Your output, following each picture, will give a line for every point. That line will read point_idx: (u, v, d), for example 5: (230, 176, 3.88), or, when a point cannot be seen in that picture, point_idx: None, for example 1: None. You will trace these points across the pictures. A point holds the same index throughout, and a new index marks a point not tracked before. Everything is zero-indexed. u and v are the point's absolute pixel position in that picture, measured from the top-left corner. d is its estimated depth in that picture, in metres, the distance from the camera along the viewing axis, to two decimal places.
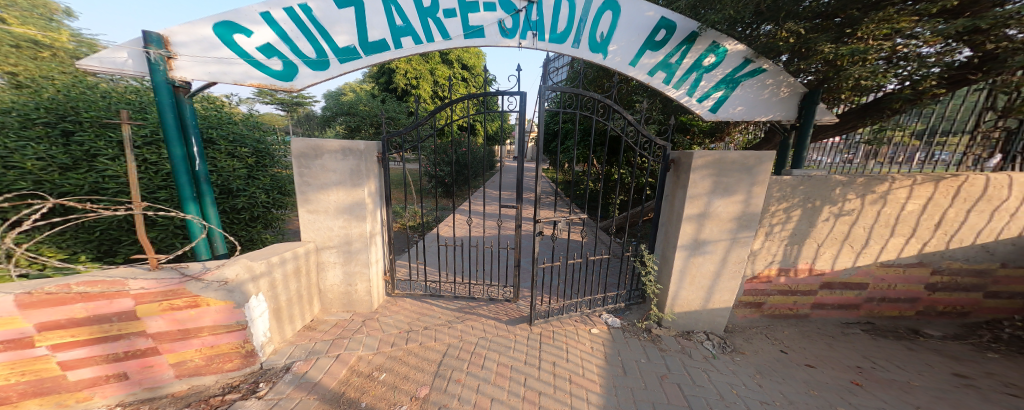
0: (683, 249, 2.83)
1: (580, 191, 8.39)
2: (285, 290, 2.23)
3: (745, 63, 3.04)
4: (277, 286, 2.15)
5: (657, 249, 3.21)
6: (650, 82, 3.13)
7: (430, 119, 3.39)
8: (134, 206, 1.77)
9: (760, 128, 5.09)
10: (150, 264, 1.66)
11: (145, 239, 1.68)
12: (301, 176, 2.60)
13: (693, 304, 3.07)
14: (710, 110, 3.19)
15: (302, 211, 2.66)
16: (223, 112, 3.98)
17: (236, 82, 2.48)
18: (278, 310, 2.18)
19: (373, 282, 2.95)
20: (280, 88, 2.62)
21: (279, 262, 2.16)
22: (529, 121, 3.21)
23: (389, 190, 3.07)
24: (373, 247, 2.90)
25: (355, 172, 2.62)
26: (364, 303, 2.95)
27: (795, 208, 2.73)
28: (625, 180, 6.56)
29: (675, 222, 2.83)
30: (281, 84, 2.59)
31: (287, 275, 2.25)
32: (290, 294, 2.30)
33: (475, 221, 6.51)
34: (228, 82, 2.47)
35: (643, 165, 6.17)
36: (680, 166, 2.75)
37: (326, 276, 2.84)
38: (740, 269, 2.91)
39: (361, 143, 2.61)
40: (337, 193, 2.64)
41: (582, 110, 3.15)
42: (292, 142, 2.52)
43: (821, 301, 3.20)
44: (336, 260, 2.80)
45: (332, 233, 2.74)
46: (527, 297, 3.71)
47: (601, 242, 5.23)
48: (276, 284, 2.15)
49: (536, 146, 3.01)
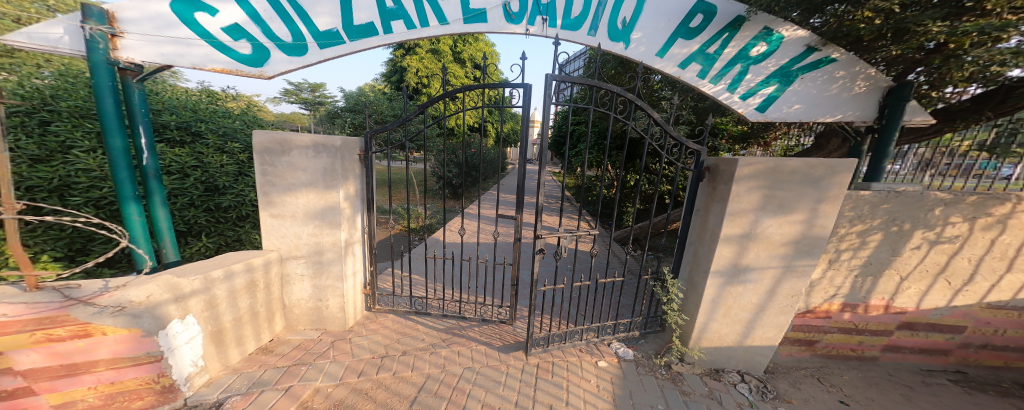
0: (716, 278, 2.27)
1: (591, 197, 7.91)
2: (230, 308, 1.94)
3: (807, 52, 2.44)
4: (219, 304, 1.86)
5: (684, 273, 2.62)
6: (681, 76, 2.64)
7: (421, 120, 2.94)
8: (7, 209, 1.44)
9: (811, 133, 4.37)
10: (26, 284, 1.42)
11: (20, 254, 1.42)
12: (264, 174, 2.26)
13: (726, 339, 2.45)
14: (757, 108, 2.61)
15: (265, 215, 2.33)
16: (216, 104, 3.84)
17: (194, 66, 2.17)
18: (222, 331, 1.90)
19: (348, 298, 2.69)
20: (248, 74, 2.30)
21: (223, 277, 1.85)
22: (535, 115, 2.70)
23: (372, 193, 2.74)
24: (348, 258, 2.61)
25: (326, 171, 2.28)
26: (337, 320, 2.70)
27: (874, 231, 2.05)
28: (644, 188, 5.99)
29: (708, 242, 2.28)
30: (249, 69, 2.28)
31: (233, 291, 1.95)
32: (240, 312, 2.02)
33: (477, 228, 6.19)
34: (186, 66, 2.18)
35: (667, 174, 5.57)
36: (719, 174, 2.24)
37: (292, 289, 2.56)
38: (793, 304, 2.23)
39: (337, 138, 2.27)
40: (306, 195, 2.31)
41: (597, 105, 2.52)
42: (254, 134, 2.17)
43: (896, 342, 2.33)
44: (303, 272, 2.51)
45: (299, 241, 2.42)
46: (524, 319, 3.28)
47: (613, 256, 4.71)
48: (218, 302, 1.85)
49: (542, 145, 2.46)
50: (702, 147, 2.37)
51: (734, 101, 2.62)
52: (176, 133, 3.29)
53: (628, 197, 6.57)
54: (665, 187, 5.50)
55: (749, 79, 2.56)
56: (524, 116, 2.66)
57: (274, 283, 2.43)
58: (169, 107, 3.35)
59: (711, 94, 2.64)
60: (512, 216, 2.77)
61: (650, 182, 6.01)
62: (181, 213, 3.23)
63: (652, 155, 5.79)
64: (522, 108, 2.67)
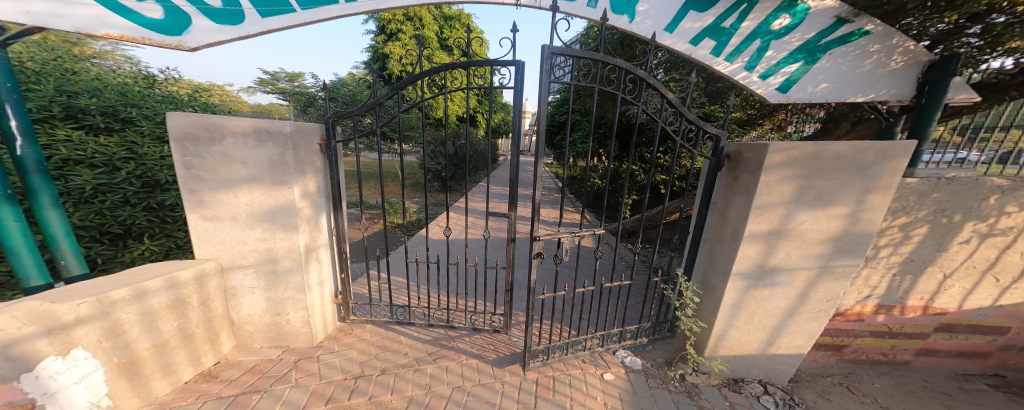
0: (738, 281, 2.01)
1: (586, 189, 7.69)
2: (149, 335, 1.67)
3: (837, 24, 2.13)
4: (129, 330, 1.58)
5: (699, 275, 2.35)
6: (693, 53, 2.32)
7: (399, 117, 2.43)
8: None
9: (811, 119, 4.24)
10: None
11: None
12: (187, 167, 1.80)
13: (747, 348, 2.19)
14: (779, 88, 2.32)
15: (194, 217, 1.88)
16: (154, 90, 3.26)
17: (78, 31, 1.66)
18: (138, 362, 1.63)
19: (314, 311, 2.34)
20: (161, 45, 1.83)
21: (131, 298, 1.58)
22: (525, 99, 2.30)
23: (338, 189, 2.35)
24: (311, 265, 2.24)
25: (273, 164, 1.89)
26: (302, 336, 2.35)
27: (919, 225, 1.79)
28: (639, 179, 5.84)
29: (729, 240, 2.01)
30: (162, 38, 1.81)
31: (148, 313, 1.65)
32: (163, 336, 1.73)
33: (468, 224, 5.85)
34: (69, 31, 1.66)
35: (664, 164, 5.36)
36: (743, 163, 1.93)
37: (240, 303, 2.17)
38: (826, 309, 1.96)
39: (286, 123, 1.88)
40: (250, 193, 1.90)
41: (603, 84, 2.08)
42: (168, 117, 1.69)
43: (931, 346, 2.09)
44: (253, 284, 2.12)
45: (245, 248, 2.01)
46: (520, 326, 2.97)
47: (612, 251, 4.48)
48: (126, 328, 1.57)
49: (537, 133, 2.09)
50: (722, 131, 2.05)
51: (753, 80, 2.34)
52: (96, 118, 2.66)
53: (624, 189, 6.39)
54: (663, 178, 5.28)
55: (770, 55, 2.26)
56: (518, 99, 2.29)
57: (211, 298, 2.01)
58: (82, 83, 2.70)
59: (725, 74, 2.35)
60: (504, 214, 2.43)
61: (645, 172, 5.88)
62: (113, 212, 2.61)
63: (647, 145, 5.64)
64: (514, 89, 2.30)
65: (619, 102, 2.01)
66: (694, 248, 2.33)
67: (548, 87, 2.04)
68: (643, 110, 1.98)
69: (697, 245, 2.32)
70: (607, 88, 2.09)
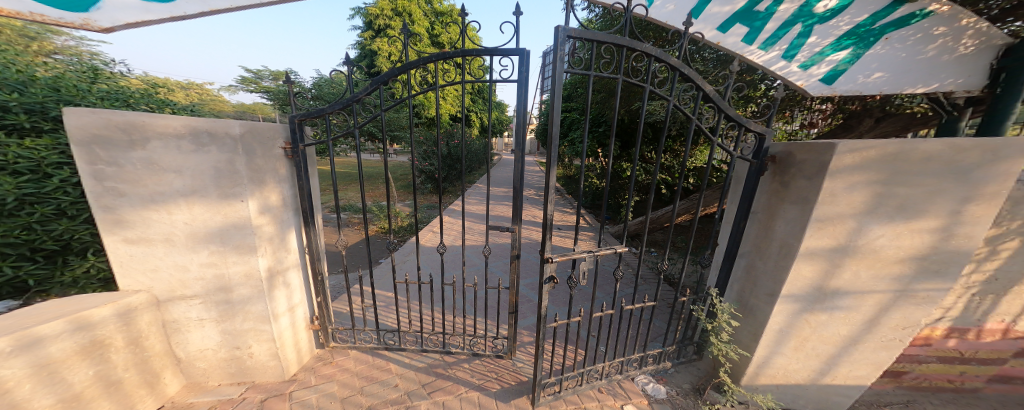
0: (787, 301, 1.71)
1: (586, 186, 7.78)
2: (52, 391, 1.22)
3: (894, 4, 1.80)
4: (15, 389, 1.13)
5: (732, 294, 2.03)
6: (720, 42, 1.98)
7: (383, 116, 1.98)
8: None
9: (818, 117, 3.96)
10: None
11: None
12: (99, 178, 1.38)
13: (795, 377, 1.90)
14: (823, 79, 1.99)
15: (112, 239, 1.45)
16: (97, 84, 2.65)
17: None
18: None
19: (284, 341, 1.95)
20: (61, 22, 1.46)
21: (15, 350, 1.12)
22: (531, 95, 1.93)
23: (309, 200, 1.98)
24: (276, 292, 1.86)
25: (219, 173, 1.54)
26: (270, 370, 1.95)
27: (1011, 238, 1.50)
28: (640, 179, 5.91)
29: (775, 255, 1.70)
30: (61, 14, 1.44)
31: (45, 364, 1.20)
32: (74, 391, 1.28)
33: (467, 229, 5.52)
34: None
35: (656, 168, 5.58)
36: (793, 166, 1.61)
37: (187, 339, 1.68)
38: (896, 335, 1.67)
39: (237, 124, 1.54)
40: (188, 209, 1.52)
41: (628, 74, 1.70)
42: (66, 115, 1.29)
43: (1007, 372, 1.83)
44: (202, 316, 1.68)
45: (186, 275, 1.59)
46: (526, 349, 2.62)
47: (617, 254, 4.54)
48: (8, 387, 1.12)
49: (549, 132, 1.72)
50: (767, 128, 1.70)
51: (791, 71, 1.99)
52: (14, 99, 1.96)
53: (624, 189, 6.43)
54: (660, 178, 5.43)
55: (812, 43, 1.93)
56: (524, 93, 1.92)
57: (146, 335, 1.53)
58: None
59: (758, 65, 1.99)
60: (508, 228, 2.07)
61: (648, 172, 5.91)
62: (45, 225, 1.90)
63: (648, 144, 5.85)
64: (518, 82, 1.93)
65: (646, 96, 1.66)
66: (728, 264, 2.00)
67: (562, 76, 1.68)
68: (676, 105, 1.62)
69: (730, 260, 2.00)
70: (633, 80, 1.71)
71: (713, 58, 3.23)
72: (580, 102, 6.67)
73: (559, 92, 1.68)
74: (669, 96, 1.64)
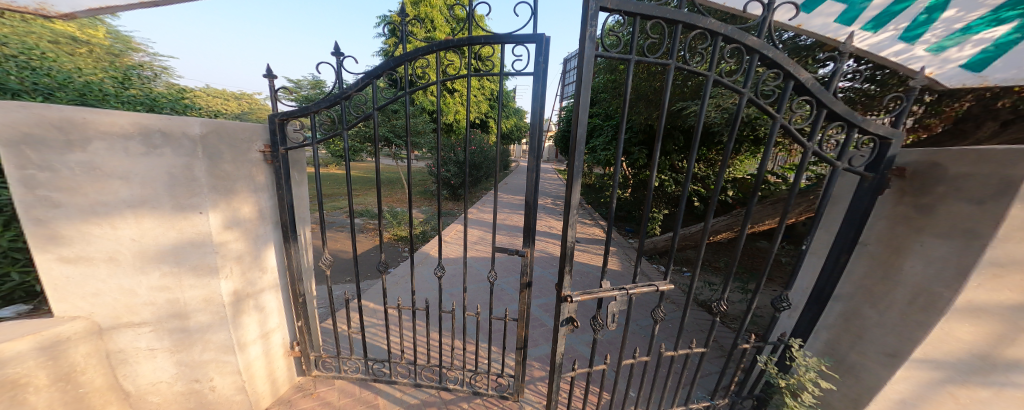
0: (920, 366, 1.28)
1: (607, 197, 7.61)
2: None
3: None
4: None
5: (818, 343, 1.58)
6: (802, 24, 1.43)
7: (376, 115, 1.64)
8: None
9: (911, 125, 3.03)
10: None
11: None
12: (27, 185, 1.14)
13: None
14: (964, 66, 1.40)
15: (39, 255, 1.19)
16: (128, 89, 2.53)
17: None
18: None
19: (254, 370, 1.68)
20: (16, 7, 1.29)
21: None
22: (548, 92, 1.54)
23: (289, 212, 1.71)
24: (246, 318, 1.60)
25: (173, 180, 1.30)
26: (236, 406, 1.67)
27: None
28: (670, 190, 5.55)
29: (912, 304, 1.26)
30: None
31: None
32: None
33: (478, 239, 5.22)
34: None
35: (684, 181, 5.40)
36: (941, 186, 1.21)
37: (136, 371, 1.41)
38: None
39: (195, 124, 1.30)
40: (136, 223, 1.28)
41: (684, 60, 1.24)
42: None
43: None
44: (154, 347, 1.41)
45: (134, 299, 1.33)
46: (537, 389, 2.20)
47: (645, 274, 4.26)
48: None
49: (573, 136, 1.31)
50: (897, 131, 1.20)
51: (914, 55, 1.42)
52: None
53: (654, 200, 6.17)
54: (688, 190, 5.23)
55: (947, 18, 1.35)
56: (541, 88, 1.53)
57: (81, 370, 1.26)
58: (13, 50, 2.03)
59: (863, 51, 1.42)
60: (515, 251, 1.67)
61: (677, 183, 5.61)
62: None
63: (680, 153, 5.48)
64: (534, 74, 1.55)
65: (710, 88, 1.20)
66: (817, 305, 1.55)
67: (591, 64, 1.27)
68: (755, 100, 1.15)
69: (821, 301, 1.54)
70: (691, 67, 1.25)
71: (787, 46, 2.78)
72: (604, 106, 6.16)
73: (589, 83, 1.27)
74: (745, 86, 1.17)
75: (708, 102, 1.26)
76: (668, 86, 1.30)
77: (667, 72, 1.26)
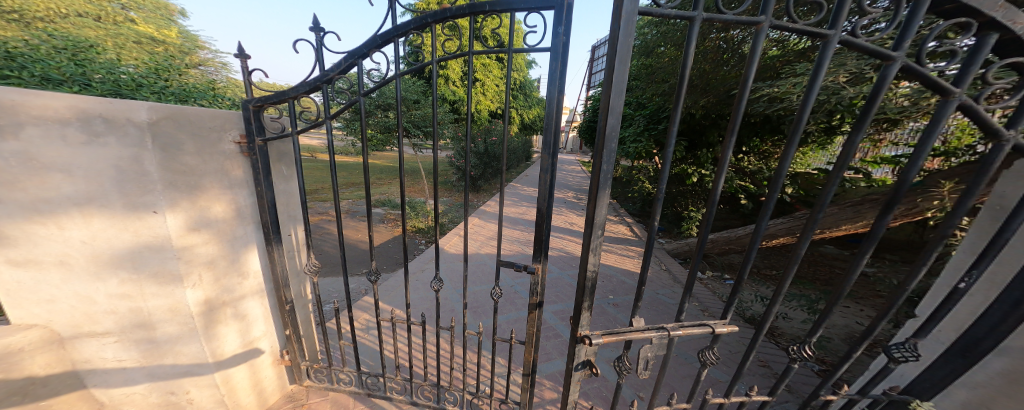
0: None
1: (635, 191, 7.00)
2: None
3: None
4: None
5: (949, 405, 1.14)
6: None
7: (362, 102, 1.33)
8: None
9: None
10: None
11: None
12: None
13: None
14: None
15: None
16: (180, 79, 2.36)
17: None
18: None
19: (235, 381, 1.55)
20: None
21: None
22: (562, 74, 1.16)
23: (271, 211, 1.51)
24: (223, 327, 1.45)
25: (122, 174, 1.09)
26: None
27: None
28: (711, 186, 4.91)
29: None
30: None
31: None
32: None
33: (493, 235, 4.97)
34: None
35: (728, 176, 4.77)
36: None
37: (109, 381, 1.30)
38: None
39: (143, 111, 1.09)
40: (85, 223, 1.09)
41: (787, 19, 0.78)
42: None
43: None
44: (123, 357, 1.29)
45: (94, 308, 1.19)
46: None
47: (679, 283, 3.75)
48: None
49: (601, 128, 0.93)
50: None
51: None
52: (18, 73, 1.64)
53: (692, 197, 5.54)
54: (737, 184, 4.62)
55: None
56: (560, 70, 1.15)
57: (41, 382, 1.15)
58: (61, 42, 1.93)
59: None
60: (523, 267, 1.32)
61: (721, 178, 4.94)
62: None
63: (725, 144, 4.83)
64: (551, 50, 1.17)
65: (831, 57, 0.75)
66: (961, 359, 1.10)
67: (629, 32, 0.87)
68: (916, 69, 0.71)
69: (970, 355, 1.08)
70: (798, 24, 0.78)
71: None
72: (640, 91, 5.50)
73: (626, 51, 0.87)
74: (898, 46, 0.72)
75: (824, 76, 0.76)
76: (755, 58, 0.83)
77: (756, 35, 0.82)
